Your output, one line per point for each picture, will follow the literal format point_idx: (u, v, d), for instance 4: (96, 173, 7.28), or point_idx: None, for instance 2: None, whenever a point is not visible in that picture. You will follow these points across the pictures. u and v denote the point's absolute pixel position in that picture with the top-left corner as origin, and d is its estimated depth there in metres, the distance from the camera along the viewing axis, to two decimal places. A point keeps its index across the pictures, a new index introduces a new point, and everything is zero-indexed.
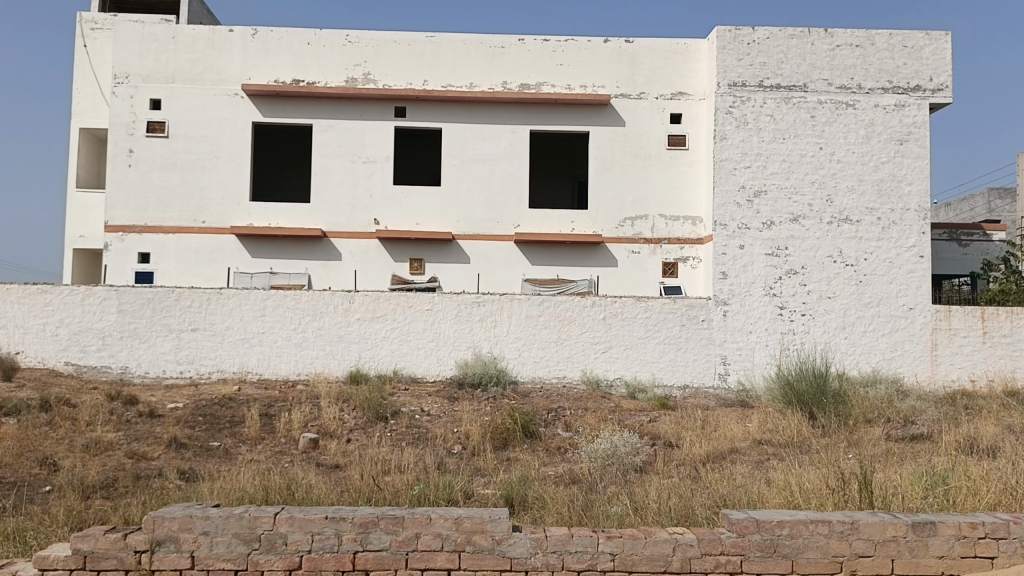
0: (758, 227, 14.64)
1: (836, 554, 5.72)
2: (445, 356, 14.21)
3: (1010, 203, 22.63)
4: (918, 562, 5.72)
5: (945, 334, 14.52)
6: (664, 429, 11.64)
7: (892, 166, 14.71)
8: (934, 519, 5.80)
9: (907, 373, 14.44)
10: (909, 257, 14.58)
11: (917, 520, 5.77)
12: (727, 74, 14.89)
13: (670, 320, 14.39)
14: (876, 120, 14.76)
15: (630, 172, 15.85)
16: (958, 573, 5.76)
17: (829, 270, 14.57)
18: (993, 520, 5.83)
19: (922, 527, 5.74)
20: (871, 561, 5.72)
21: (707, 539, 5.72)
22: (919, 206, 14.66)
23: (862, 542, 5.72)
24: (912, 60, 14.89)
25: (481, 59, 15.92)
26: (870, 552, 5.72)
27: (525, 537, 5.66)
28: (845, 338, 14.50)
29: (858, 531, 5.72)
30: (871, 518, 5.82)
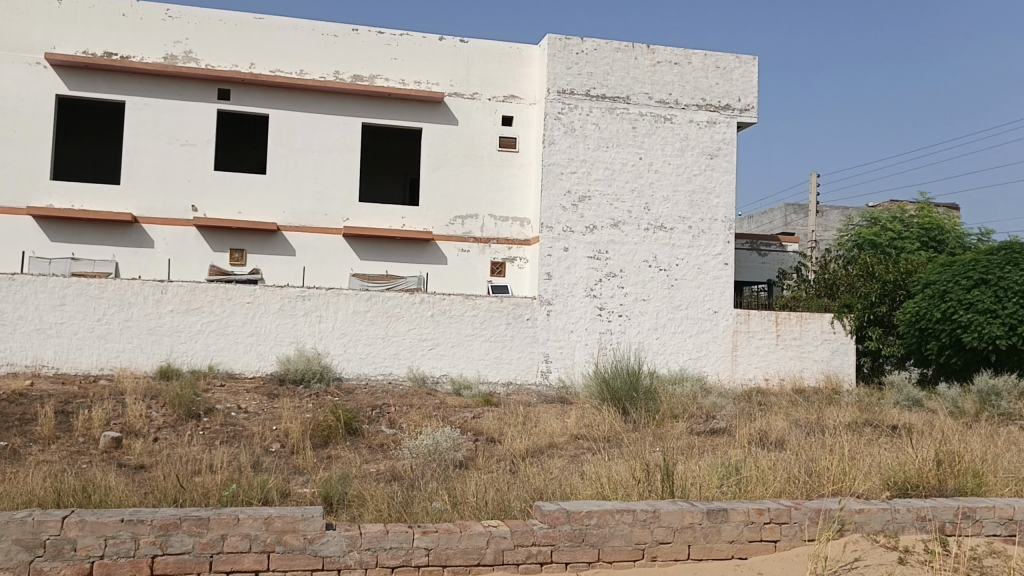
0: (581, 231, 15.20)
1: (639, 542, 6.05)
2: (265, 351, 13.71)
3: (803, 218, 24.88)
4: (710, 547, 6.16)
5: (744, 335, 15.72)
6: (487, 425, 11.84)
7: (703, 179, 15.77)
8: (727, 506, 6.26)
9: (710, 371, 15.52)
10: (715, 264, 15.69)
11: (712, 507, 6.21)
12: (557, 82, 15.30)
13: (495, 318, 14.65)
14: (690, 134, 15.78)
15: (461, 171, 15.97)
16: (746, 555, 6.24)
17: (645, 274, 15.39)
18: (777, 506, 6.34)
19: (715, 514, 6.19)
20: (670, 547, 6.10)
21: (520, 530, 5.88)
22: (725, 217, 15.81)
23: (662, 529, 6.08)
24: (723, 81, 16.01)
25: (312, 47, 15.50)
26: (669, 538, 6.09)
27: (339, 535, 5.56)
28: (657, 338, 15.39)
29: (659, 519, 6.08)
30: (672, 505, 6.21)
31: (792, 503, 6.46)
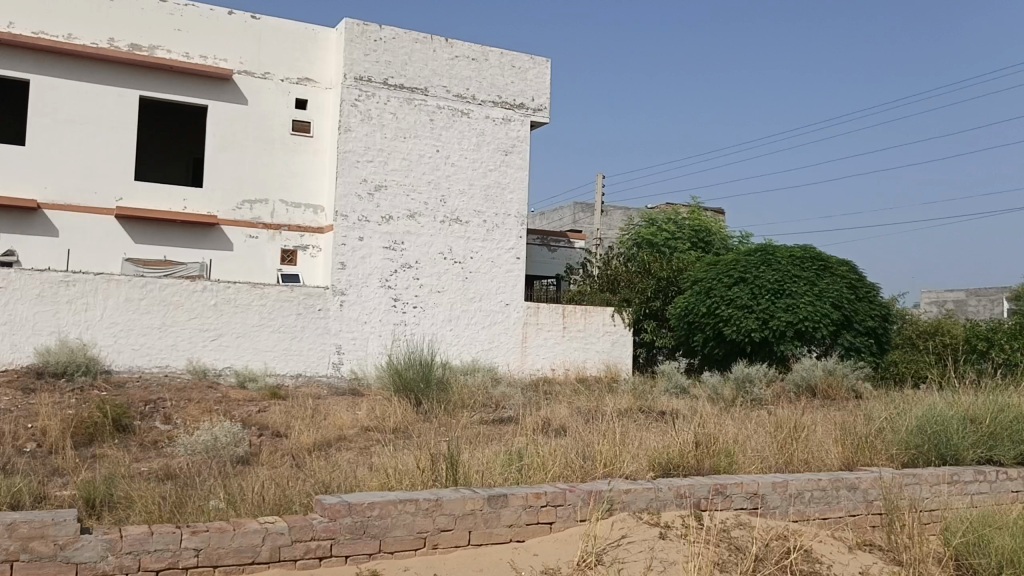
0: (377, 220, 15.03)
1: (421, 531, 6.03)
2: (21, 342, 12.36)
3: (590, 216, 26.30)
4: (490, 532, 6.27)
5: (533, 328, 16.32)
6: (273, 418, 11.42)
7: (497, 174, 16.20)
8: (506, 492, 6.39)
9: (501, 362, 15.95)
10: (508, 258, 16.20)
11: (492, 493, 6.32)
12: (354, 68, 14.98)
13: (285, 308, 14.18)
14: (486, 130, 16.15)
15: (251, 154, 15.25)
16: (523, 538, 6.40)
17: (440, 266, 15.54)
18: (553, 490, 6.58)
19: (495, 500, 6.30)
20: (451, 533, 6.14)
21: (299, 525, 5.65)
22: (518, 212, 16.36)
23: (443, 517, 6.12)
24: (518, 80, 16.51)
25: (83, 9, 14.14)
26: (450, 526, 6.14)
27: (97, 540, 5.11)
28: (451, 330, 15.60)
29: (441, 507, 6.11)
30: (453, 493, 6.26)
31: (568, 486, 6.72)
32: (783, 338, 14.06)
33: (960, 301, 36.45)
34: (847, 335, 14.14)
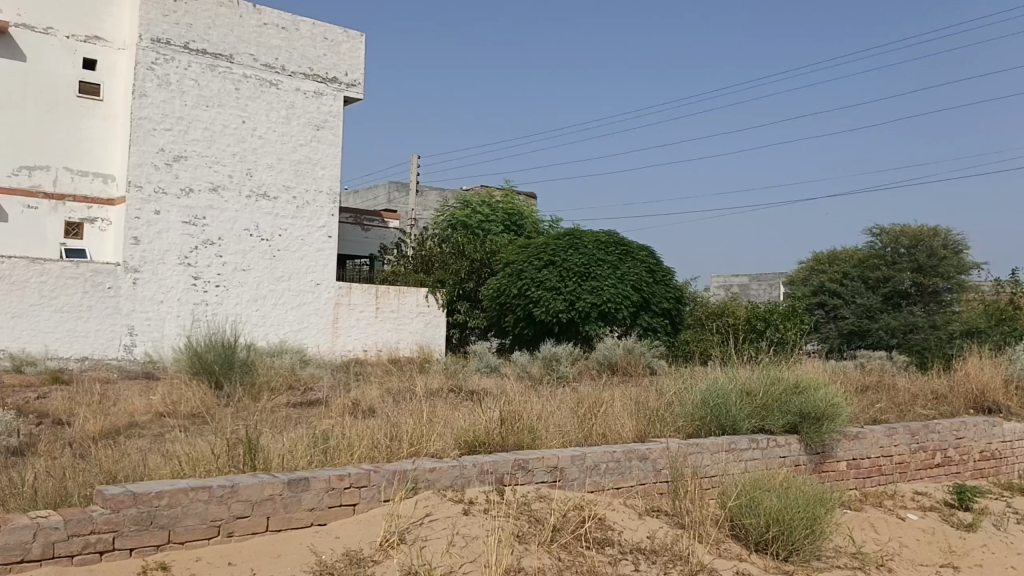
0: (175, 193, 14.11)
1: (214, 519, 5.35)
2: None
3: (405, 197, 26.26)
4: (290, 517, 5.70)
5: (344, 308, 16.24)
6: (53, 406, 10.44)
7: (307, 149, 15.89)
8: (308, 474, 5.85)
9: (310, 343, 15.74)
10: (318, 236, 15.97)
11: (292, 477, 5.74)
12: (149, 29, 13.86)
13: (69, 286, 12.99)
14: (296, 103, 15.78)
15: (28, 115, 13.76)
16: (324, 523, 5.88)
17: (246, 243, 14.99)
18: (357, 471, 6.11)
19: (296, 483, 5.72)
20: (247, 521, 5.49)
21: (75, 519, 4.83)
22: (329, 188, 16.17)
23: (240, 504, 5.44)
24: (330, 53, 16.25)
25: None
26: (247, 513, 5.49)
27: None
28: (256, 310, 15.13)
29: (238, 493, 5.44)
30: (250, 479, 5.59)
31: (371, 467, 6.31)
32: (587, 319, 14.70)
33: (743, 286, 39.89)
34: (646, 316, 15.04)
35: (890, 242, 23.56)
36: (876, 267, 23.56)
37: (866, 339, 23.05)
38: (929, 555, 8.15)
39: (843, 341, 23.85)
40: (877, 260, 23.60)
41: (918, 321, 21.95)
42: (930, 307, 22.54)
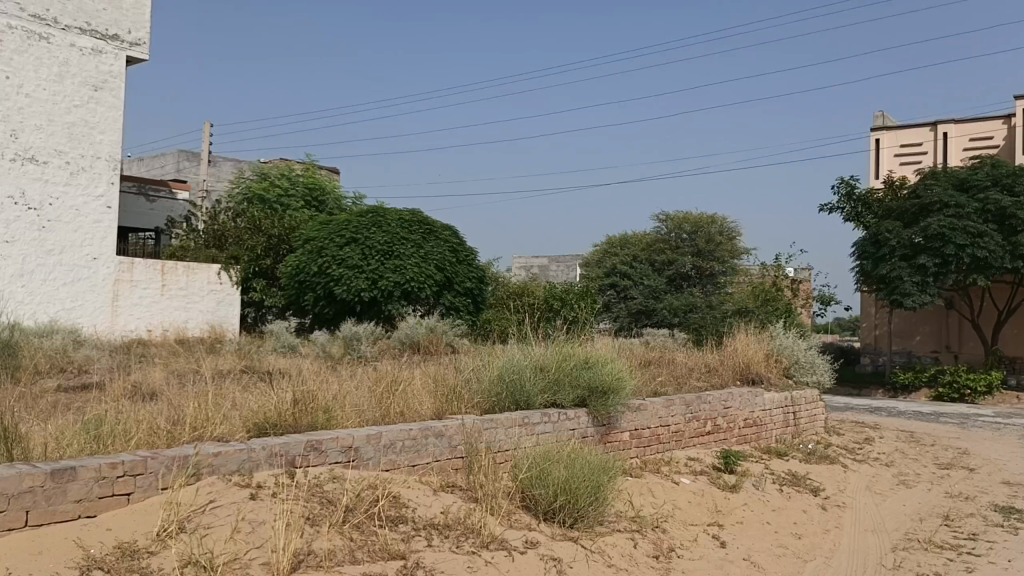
0: None
1: None
2: None
3: (196, 167, 24.80)
4: (53, 511, 5.10)
5: (126, 285, 15.10)
6: None
7: (84, 112, 14.54)
8: (75, 463, 5.26)
9: (86, 322, 14.47)
10: (96, 207, 14.67)
11: (56, 466, 5.15)
12: None
13: None
14: (71, 60, 14.41)
15: None
16: (94, 515, 5.32)
17: (8, 211, 13.55)
18: (133, 458, 5.58)
19: (61, 473, 5.14)
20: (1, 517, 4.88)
21: None
22: (109, 155, 14.89)
23: None
24: (111, 8, 14.98)
25: None
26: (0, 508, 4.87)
27: None
28: (22, 287, 13.72)
29: None
30: (4, 471, 4.97)
31: (149, 452, 5.77)
32: (390, 298, 14.59)
33: (542, 267, 41.44)
34: (449, 295, 15.20)
35: (674, 227, 25.90)
36: (661, 251, 25.72)
37: (652, 318, 24.59)
38: (698, 515, 8.87)
39: (632, 320, 25.01)
40: (661, 245, 25.81)
41: (696, 301, 24.07)
42: (706, 288, 25.11)
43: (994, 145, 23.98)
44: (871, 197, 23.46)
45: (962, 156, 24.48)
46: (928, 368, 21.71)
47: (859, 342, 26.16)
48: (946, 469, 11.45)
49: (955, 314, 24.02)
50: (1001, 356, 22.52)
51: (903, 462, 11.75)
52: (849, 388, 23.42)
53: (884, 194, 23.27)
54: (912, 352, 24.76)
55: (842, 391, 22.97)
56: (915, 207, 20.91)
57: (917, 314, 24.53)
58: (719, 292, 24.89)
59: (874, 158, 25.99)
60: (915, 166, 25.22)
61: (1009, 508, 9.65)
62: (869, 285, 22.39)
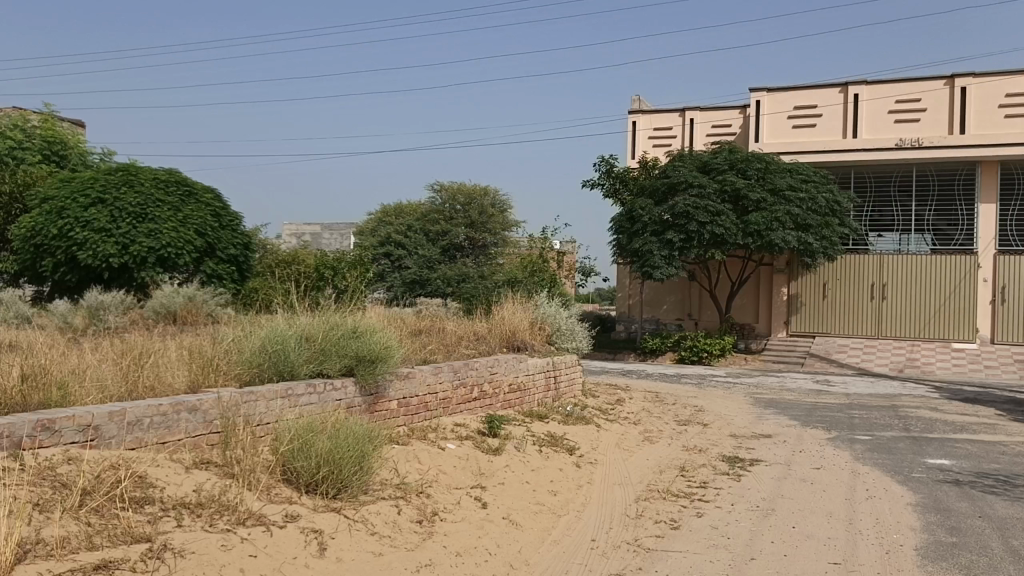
0: None
1: None
2: None
3: None
4: None
5: None
6: None
7: None
8: None
9: None
10: None
11: None
12: None
13: None
14: None
15: None
16: None
17: None
18: None
19: None
20: None
21: None
22: None
23: None
24: None
25: None
26: None
27: None
28: None
29: None
30: None
31: None
32: (144, 265, 13.63)
33: (315, 235, 40.60)
34: (210, 262, 14.52)
35: (449, 199, 26.38)
36: (436, 222, 26.18)
37: (426, 289, 25.19)
38: (462, 479, 9.07)
39: (407, 289, 25.45)
40: (437, 215, 26.24)
41: (468, 270, 24.82)
42: (478, 259, 25.92)
43: (732, 132, 26.60)
44: (628, 175, 25.25)
45: (706, 141, 26.83)
46: (672, 334, 23.81)
47: (614, 310, 28.09)
48: (684, 425, 12.65)
49: (696, 285, 26.53)
50: (733, 323, 25.24)
51: (648, 420, 12.82)
52: (605, 353, 25.19)
53: (638, 173, 25.12)
54: (659, 319, 27.06)
55: (598, 356, 24.64)
56: (664, 186, 22.62)
57: (665, 284, 26.87)
58: (490, 262, 25.79)
59: (631, 139, 27.86)
60: (666, 148, 27.39)
61: (733, 458, 10.87)
62: (623, 258, 24.12)
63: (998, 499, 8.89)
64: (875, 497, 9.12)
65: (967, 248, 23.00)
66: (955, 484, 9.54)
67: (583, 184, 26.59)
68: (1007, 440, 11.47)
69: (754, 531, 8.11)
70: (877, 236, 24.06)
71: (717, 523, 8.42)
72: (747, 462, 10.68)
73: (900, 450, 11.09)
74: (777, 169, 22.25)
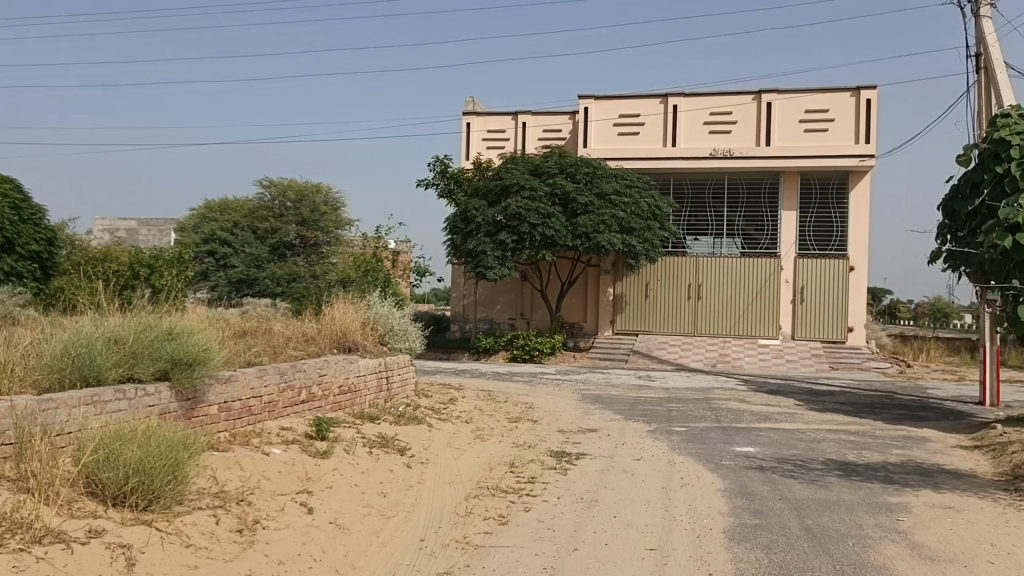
0: None
1: None
2: None
3: None
4: None
5: None
6: None
7: None
8: None
9: None
10: None
11: None
12: None
13: None
14: None
15: None
16: None
17: None
18: None
19: None
20: None
21: None
22: None
23: None
24: None
25: None
26: None
27: None
28: None
29: None
30: None
31: None
32: None
33: (130, 230, 38.17)
34: None
35: (278, 195, 25.62)
36: (264, 219, 25.32)
37: (253, 288, 24.35)
38: (287, 484, 8.54)
39: (232, 289, 24.42)
40: (265, 212, 25.36)
41: (300, 270, 23.94)
42: (309, 257, 25.36)
43: (562, 137, 27.46)
44: (462, 175, 25.56)
45: (536, 145, 27.64)
46: (505, 334, 24.28)
47: (448, 310, 28.29)
48: (515, 422, 12.92)
49: (528, 285, 27.18)
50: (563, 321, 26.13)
51: (480, 418, 12.97)
52: (439, 353, 25.31)
53: (472, 173, 25.44)
54: (493, 319, 27.54)
55: (432, 356, 24.72)
56: (497, 187, 23.02)
57: (498, 285, 27.36)
58: (322, 262, 25.18)
59: (465, 140, 28.17)
60: (499, 150, 27.89)
61: (560, 452, 11.20)
62: (457, 258, 24.30)
63: (795, 481, 9.68)
64: (689, 485, 9.67)
65: (772, 251, 24.96)
66: (759, 469, 10.30)
67: (418, 183, 26.61)
68: (803, 427, 12.56)
69: (578, 522, 8.30)
70: (694, 239, 25.63)
71: (543, 516, 8.55)
72: (573, 457, 11.03)
73: (712, 440, 11.85)
74: (603, 173, 23.19)
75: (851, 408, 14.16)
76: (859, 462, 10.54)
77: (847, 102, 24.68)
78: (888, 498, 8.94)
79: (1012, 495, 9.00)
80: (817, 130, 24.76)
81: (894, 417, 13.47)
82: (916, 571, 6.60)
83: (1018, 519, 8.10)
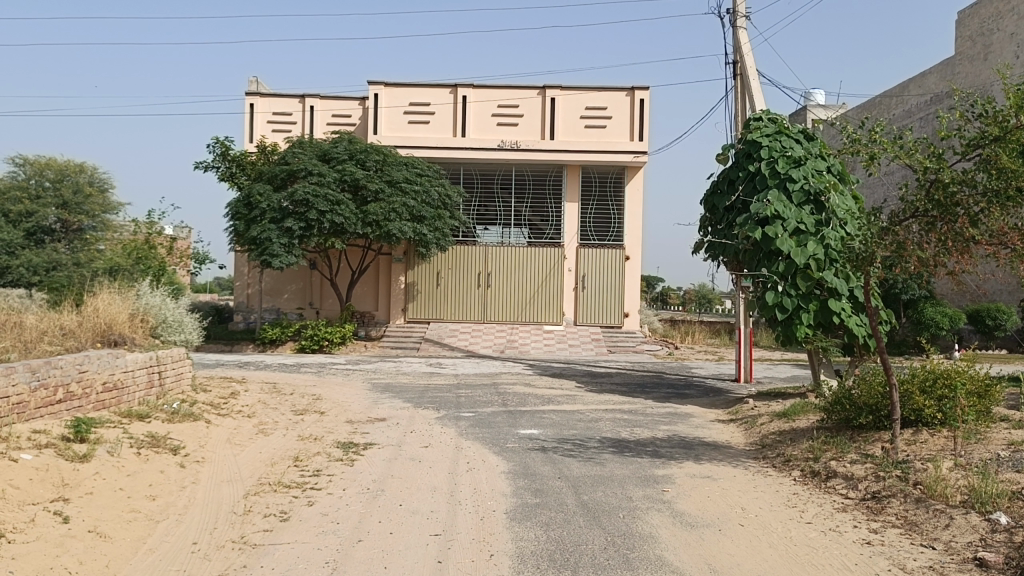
0: None
1: None
2: None
3: None
4: None
5: None
6: None
7: None
8: None
9: None
10: None
11: None
12: None
13: None
14: None
15: None
16: None
17: None
18: None
19: None
20: None
21: None
22: None
23: None
24: None
25: None
26: None
27: None
28: None
29: None
30: None
31: None
32: None
33: None
34: None
35: (34, 173, 23.72)
36: (17, 200, 23.06)
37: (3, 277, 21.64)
38: (40, 492, 7.61)
39: None
40: (18, 192, 23.11)
41: (60, 258, 22.23)
42: (73, 244, 23.75)
43: (352, 123, 27.05)
44: (245, 159, 24.64)
45: (325, 129, 27.07)
46: (293, 324, 23.58)
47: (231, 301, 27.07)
48: (300, 414, 12.59)
49: (317, 274, 26.61)
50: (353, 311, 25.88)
51: (262, 412, 12.54)
52: (221, 345, 24.20)
53: (256, 157, 24.56)
54: (280, 308, 26.73)
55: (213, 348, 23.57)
56: (284, 172, 22.29)
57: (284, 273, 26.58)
58: (87, 249, 23.76)
59: (249, 121, 26.99)
60: (286, 134, 26.97)
61: (347, 443, 11.02)
62: (241, 246, 23.24)
63: (574, 460, 10.16)
64: (474, 469, 9.86)
65: (555, 241, 26.07)
66: (541, 450, 10.71)
67: (196, 166, 25.27)
68: (582, 408, 13.23)
69: (363, 513, 8.09)
70: (483, 229, 26.18)
71: (327, 510, 8.24)
72: (360, 447, 10.87)
73: (497, 423, 12.18)
74: (393, 161, 23.13)
75: (625, 388, 15.15)
76: (631, 439, 11.26)
77: (623, 101, 26.19)
78: (655, 471, 9.61)
79: (760, 462, 10.01)
80: (596, 126, 26.09)
81: (661, 396, 14.54)
82: (679, 538, 7.12)
83: (764, 483, 9.01)
